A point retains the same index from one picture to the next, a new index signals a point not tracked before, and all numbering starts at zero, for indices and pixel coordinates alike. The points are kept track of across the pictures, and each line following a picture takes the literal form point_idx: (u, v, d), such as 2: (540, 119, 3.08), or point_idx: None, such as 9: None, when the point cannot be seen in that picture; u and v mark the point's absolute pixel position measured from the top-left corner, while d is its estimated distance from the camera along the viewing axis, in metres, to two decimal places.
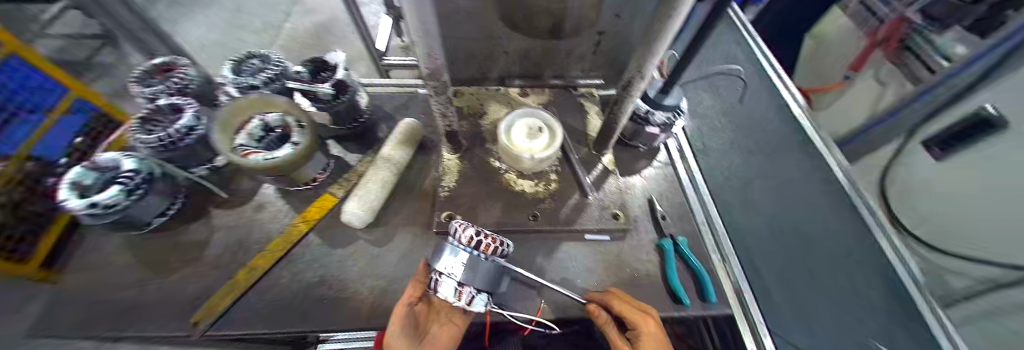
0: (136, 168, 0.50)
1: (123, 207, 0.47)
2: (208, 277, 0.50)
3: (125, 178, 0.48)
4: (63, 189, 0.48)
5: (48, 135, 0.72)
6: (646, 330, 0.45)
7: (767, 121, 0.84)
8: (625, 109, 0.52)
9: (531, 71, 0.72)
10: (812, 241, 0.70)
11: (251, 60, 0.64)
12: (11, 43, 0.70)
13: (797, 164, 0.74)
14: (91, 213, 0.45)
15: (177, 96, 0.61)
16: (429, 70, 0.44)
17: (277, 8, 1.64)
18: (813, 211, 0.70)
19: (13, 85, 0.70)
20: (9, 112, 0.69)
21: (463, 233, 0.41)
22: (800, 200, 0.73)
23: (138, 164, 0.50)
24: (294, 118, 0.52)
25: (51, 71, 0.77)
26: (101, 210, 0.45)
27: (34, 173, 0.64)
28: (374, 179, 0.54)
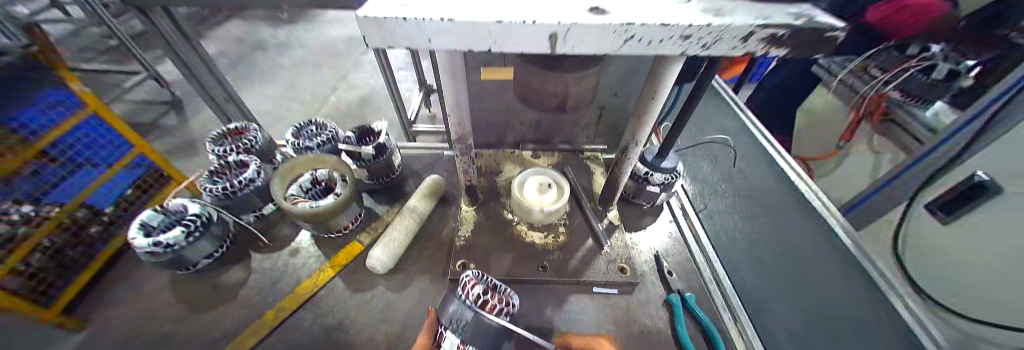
0: (199, 213, 0.58)
1: (179, 246, 0.54)
2: (237, 316, 0.54)
3: (188, 221, 0.56)
4: (134, 230, 0.56)
5: (103, 187, 0.74)
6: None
7: (763, 184, 0.81)
8: (624, 169, 0.59)
9: (542, 137, 0.83)
10: (824, 310, 0.58)
11: (310, 126, 0.77)
12: (95, 103, 0.70)
13: (799, 224, 0.68)
14: (153, 251, 0.52)
15: (244, 154, 0.73)
16: (457, 136, 0.54)
17: (327, 84, 1.95)
18: (815, 272, 0.61)
19: (81, 143, 0.70)
20: (69, 165, 0.69)
21: (470, 290, 0.45)
22: (803, 263, 0.64)
23: (201, 209, 0.59)
24: (339, 173, 0.62)
25: (125, 129, 0.75)
26: (161, 249, 0.53)
27: (82, 220, 0.69)
28: (398, 227, 0.60)
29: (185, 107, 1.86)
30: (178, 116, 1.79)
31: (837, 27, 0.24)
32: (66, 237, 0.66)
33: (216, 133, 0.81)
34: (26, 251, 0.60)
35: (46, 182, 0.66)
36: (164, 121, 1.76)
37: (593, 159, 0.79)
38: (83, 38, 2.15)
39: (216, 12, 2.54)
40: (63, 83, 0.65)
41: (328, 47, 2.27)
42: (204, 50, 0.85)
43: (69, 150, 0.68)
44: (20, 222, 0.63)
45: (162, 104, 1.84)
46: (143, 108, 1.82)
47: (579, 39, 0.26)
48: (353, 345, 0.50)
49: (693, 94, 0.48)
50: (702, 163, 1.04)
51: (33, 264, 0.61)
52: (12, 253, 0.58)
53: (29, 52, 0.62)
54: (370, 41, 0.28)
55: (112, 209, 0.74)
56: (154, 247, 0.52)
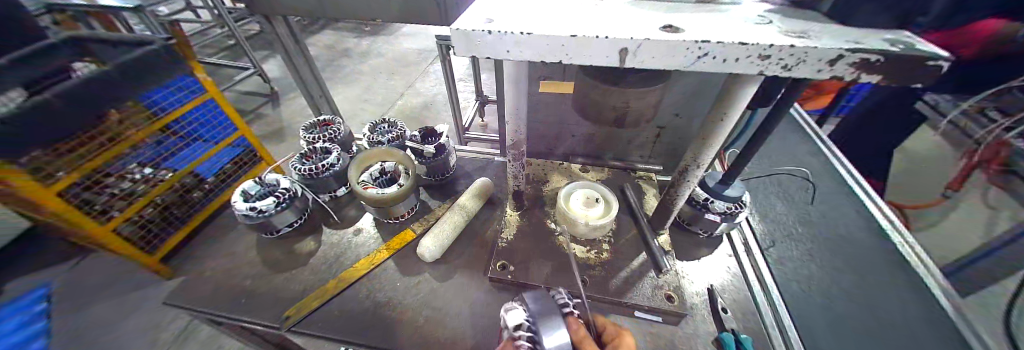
0: (288, 187, 0.70)
1: (268, 213, 0.65)
2: (307, 279, 0.62)
3: (280, 192, 0.68)
4: (238, 196, 0.68)
5: (209, 159, 0.90)
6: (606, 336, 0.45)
7: (852, 234, 0.74)
8: (681, 192, 0.56)
9: (593, 152, 0.83)
10: None
11: (383, 124, 0.88)
12: (213, 92, 0.90)
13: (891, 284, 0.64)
14: (249, 214, 0.64)
15: (327, 142, 0.85)
16: (513, 141, 0.57)
17: (395, 90, 2.17)
18: (914, 341, 0.56)
19: (199, 121, 0.88)
20: (191, 139, 0.86)
21: None
22: (900, 330, 0.58)
23: (291, 185, 0.70)
24: (403, 166, 0.68)
25: (230, 114, 0.94)
26: (256, 213, 0.64)
27: (186, 185, 0.84)
28: (448, 222, 0.64)
29: (281, 100, 2.20)
30: (274, 107, 2.12)
31: (940, 56, 0.23)
32: (175, 196, 0.82)
33: (308, 122, 0.95)
34: (141, 206, 0.75)
35: (166, 151, 0.81)
36: (263, 111, 2.09)
37: (645, 179, 0.76)
38: (214, 38, 2.67)
39: (315, 23, 3.00)
40: (191, 72, 0.83)
41: (400, 57, 2.53)
42: (308, 53, 1.02)
43: (188, 126, 0.85)
44: (140, 180, 0.76)
45: (264, 96, 2.20)
46: (248, 98, 2.18)
47: (650, 55, 0.27)
48: (398, 324, 0.54)
49: (770, 121, 0.45)
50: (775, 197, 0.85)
51: (145, 216, 0.75)
52: (131, 205, 0.74)
53: (175, 46, 0.79)
54: (456, 50, 0.32)
55: (211, 179, 0.90)
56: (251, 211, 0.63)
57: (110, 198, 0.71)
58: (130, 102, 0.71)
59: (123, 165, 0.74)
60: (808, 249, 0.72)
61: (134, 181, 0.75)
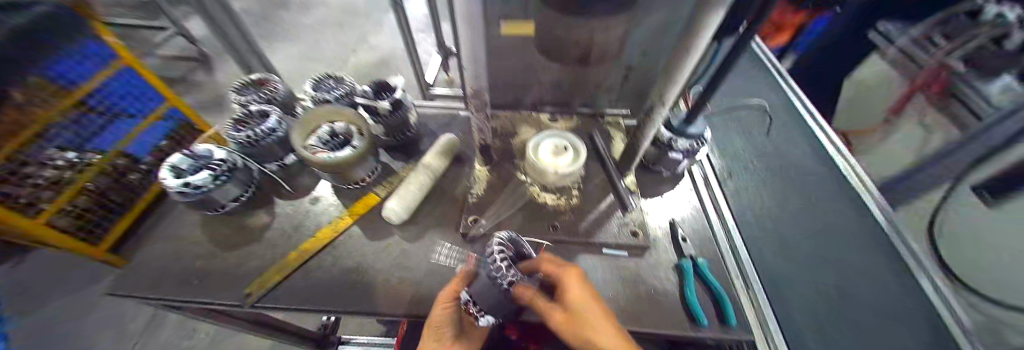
0: (224, 158, 0.61)
1: (207, 189, 0.57)
2: (265, 254, 0.58)
3: (215, 165, 0.59)
4: (165, 172, 0.58)
5: (141, 135, 0.99)
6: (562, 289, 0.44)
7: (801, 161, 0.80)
8: (647, 133, 0.56)
9: (562, 99, 0.80)
10: (851, 288, 0.61)
11: (328, 80, 0.79)
12: (131, 61, 0.95)
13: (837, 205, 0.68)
14: (183, 191, 0.55)
15: (264, 104, 0.76)
16: (474, 90, 0.52)
17: (347, 45, 1.93)
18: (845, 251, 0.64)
19: (119, 95, 0.95)
20: (113, 113, 0.94)
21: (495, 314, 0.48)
22: (835, 242, 0.66)
23: (227, 155, 0.62)
24: (356, 128, 0.62)
25: (154, 83, 0.99)
26: (191, 190, 0.55)
27: (119, 167, 0.96)
28: (413, 182, 0.61)
29: (214, 64, 1.90)
30: (207, 73, 1.84)
31: None
32: (110, 180, 0.95)
33: (239, 83, 0.83)
34: (73, 194, 0.90)
35: (82, 136, 0.91)
36: (194, 78, 1.81)
37: (613, 125, 0.76)
38: None
39: None
40: (99, 36, 0.87)
41: (347, 6, 2.22)
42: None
43: (105, 100, 0.93)
44: (63, 167, 0.90)
45: (192, 60, 1.89)
46: (173, 63, 1.87)
47: None
48: (370, 287, 0.53)
49: (733, 55, 0.44)
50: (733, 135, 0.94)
51: (77, 205, 0.90)
52: (60, 195, 0.87)
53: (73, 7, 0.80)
54: None
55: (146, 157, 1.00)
56: (187, 188, 0.55)
57: (34, 189, 0.83)
58: (26, 73, 0.78)
59: (42, 151, 0.86)
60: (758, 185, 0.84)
61: (55, 167, 0.88)
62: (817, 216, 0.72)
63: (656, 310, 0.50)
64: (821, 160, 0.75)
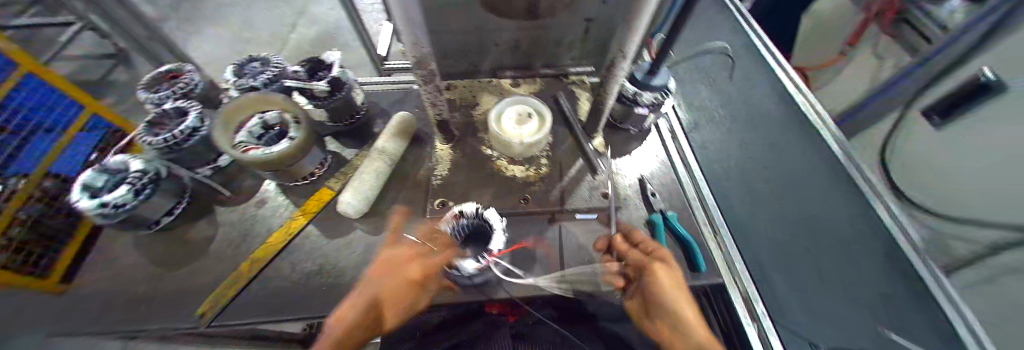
0: (143, 168, 0.51)
1: (132, 206, 0.49)
2: (214, 269, 0.53)
3: (133, 178, 0.50)
4: (79, 195, 0.51)
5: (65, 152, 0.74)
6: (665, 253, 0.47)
7: (762, 104, 0.83)
8: (611, 90, 0.52)
9: (522, 61, 0.71)
10: (817, 224, 0.69)
11: (253, 64, 0.69)
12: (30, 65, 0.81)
13: (796, 142, 0.73)
14: (103, 214, 0.47)
15: (181, 100, 0.66)
16: (416, 56, 0.44)
17: (283, 20, 1.70)
18: (808, 188, 0.71)
19: (31, 105, 0.79)
20: (30, 131, 0.76)
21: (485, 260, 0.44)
22: (795, 180, 0.73)
23: (145, 165, 0.52)
24: (290, 115, 0.55)
25: (69, 91, 0.83)
26: (112, 210, 0.47)
27: (51, 192, 0.68)
28: (367, 170, 0.56)
29: (131, 58, 1.63)
30: (124, 69, 1.58)
31: None
32: (41, 206, 0.65)
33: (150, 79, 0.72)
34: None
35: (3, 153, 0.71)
36: (111, 76, 1.55)
37: (578, 85, 0.72)
38: None
39: None
40: None
41: None
42: None
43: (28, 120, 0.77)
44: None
45: (101, 54, 1.61)
46: (81, 61, 1.59)
47: None
48: (337, 287, 0.50)
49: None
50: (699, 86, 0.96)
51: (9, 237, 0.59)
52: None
53: None
54: None
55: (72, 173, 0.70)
56: (100, 209, 0.46)
57: None
58: None
59: None
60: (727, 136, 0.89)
61: None
62: (777, 156, 0.77)
63: None
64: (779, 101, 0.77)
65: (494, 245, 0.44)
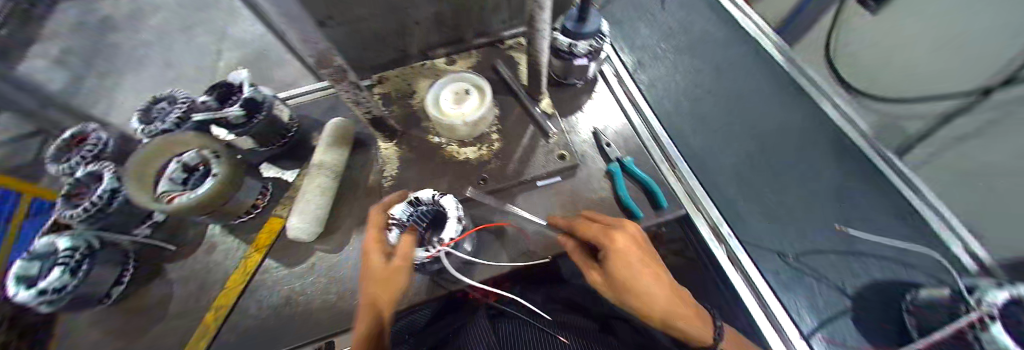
0: (71, 245, 0.44)
1: (75, 285, 0.44)
2: (181, 325, 0.51)
3: (64, 257, 0.43)
4: (12, 287, 0.42)
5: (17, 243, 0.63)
6: (617, 249, 0.39)
7: (710, 36, 0.97)
8: (540, 48, 0.46)
9: (451, 35, 0.65)
10: (762, 139, 0.82)
11: (160, 104, 0.62)
12: None
13: (747, 70, 0.90)
14: (45, 301, 0.42)
15: (95, 162, 0.56)
16: (314, 59, 0.37)
17: None
18: (752, 109, 0.85)
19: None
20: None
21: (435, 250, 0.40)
22: (739, 105, 0.86)
23: (72, 240, 0.45)
24: (209, 152, 0.49)
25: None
26: (54, 296, 0.42)
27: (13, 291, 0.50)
28: (311, 189, 0.52)
29: None
30: None
31: None
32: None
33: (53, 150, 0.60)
34: None
35: None
36: None
37: (515, 49, 0.69)
38: None
39: None
40: None
41: None
42: None
43: None
44: None
45: None
46: None
47: None
48: (309, 312, 0.49)
49: None
50: (639, 26, 1.02)
51: None
52: None
53: None
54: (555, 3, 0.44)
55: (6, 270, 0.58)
56: (40, 296, 0.41)
57: None
58: None
59: None
60: (669, 71, 0.94)
61: None
62: (724, 84, 0.90)
63: None
64: (729, 40, 0.95)
65: (446, 237, 0.40)
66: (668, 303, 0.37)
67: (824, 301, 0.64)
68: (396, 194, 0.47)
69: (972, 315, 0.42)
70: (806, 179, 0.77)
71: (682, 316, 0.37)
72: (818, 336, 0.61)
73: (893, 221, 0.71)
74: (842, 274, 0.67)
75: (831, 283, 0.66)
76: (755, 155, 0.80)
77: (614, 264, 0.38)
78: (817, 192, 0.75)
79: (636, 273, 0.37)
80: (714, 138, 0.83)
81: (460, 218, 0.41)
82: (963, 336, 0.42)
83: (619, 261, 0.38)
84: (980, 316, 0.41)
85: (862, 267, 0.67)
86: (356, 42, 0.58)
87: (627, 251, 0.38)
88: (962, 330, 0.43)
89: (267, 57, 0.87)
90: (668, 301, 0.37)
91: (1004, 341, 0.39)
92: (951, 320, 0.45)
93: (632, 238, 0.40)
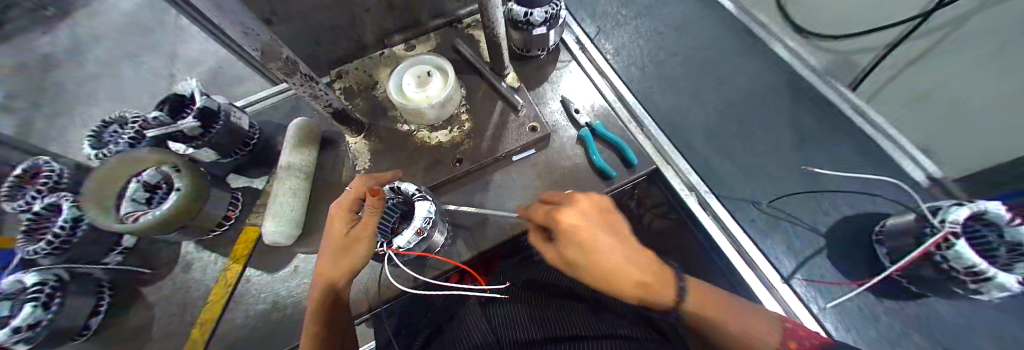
0: (40, 280, 0.42)
1: (51, 320, 0.42)
2: (168, 345, 0.50)
3: (34, 293, 0.41)
4: None
5: None
6: (565, 231, 0.35)
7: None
8: (495, 19, 0.45)
9: (405, 19, 0.63)
10: (732, 91, 0.83)
11: (112, 126, 0.57)
12: None
13: (712, 27, 0.92)
14: (24, 338, 0.40)
15: (51, 194, 0.53)
16: (260, 50, 0.34)
17: None
18: (720, 65, 0.87)
19: None
20: None
21: (420, 225, 0.42)
22: (707, 61, 0.88)
23: (40, 275, 0.42)
24: (168, 166, 0.47)
25: None
26: (33, 332, 0.40)
27: None
28: (283, 192, 0.50)
29: None
30: None
31: None
32: None
33: (4, 186, 0.55)
34: None
35: None
36: None
37: (473, 27, 0.68)
38: None
39: None
40: None
41: None
42: None
43: None
44: None
45: None
46: None
47: None
48: (297, 315, 0.49)
49: None
50: None
51: None
52: None
53: None
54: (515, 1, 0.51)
55: None
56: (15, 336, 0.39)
57: None
58: None
59: None
60: (633, 36, 0.94)
61: None
62: (690, 43, 0.91)
63: (580, 189, 0.52)
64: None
65: (397, 244, 0.41)
66: (634, 276, 0.35)
67: (799, 245, 0.67)
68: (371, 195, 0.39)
69: (937, 236, 0.42)
70: (777, 124, 0.79)
71: (642, 285, 0.35)
72: (797, 277, 0.64)
73: (858, 152, 0.74)
74: (816, 215, 0.69)
75: (806, 225, 0.68)
76: (725, 106, 0.82)
77: (567, 243, 0.36)
78: (787, 134, 0.78)
79: (590, 254, 0.34)
80: (682, 97, 0.84)
81: (422, 227, 0.41)
82: (930, 256, 0.44)
83: (569, 242, 0.35)
84: (946, 236, 0.41)
85: (833, 206, 0.69)
86: (306, 36, 0.55)
87: (576, 230, 0.35)
88: (929, 250, 0.44)
89: (219, 68, 0.82)
90: (629, 272, 0.34)
91: (968, 256, 0.40)
92: (919, 242, 0.47)
93: (582, 212, 0.37)
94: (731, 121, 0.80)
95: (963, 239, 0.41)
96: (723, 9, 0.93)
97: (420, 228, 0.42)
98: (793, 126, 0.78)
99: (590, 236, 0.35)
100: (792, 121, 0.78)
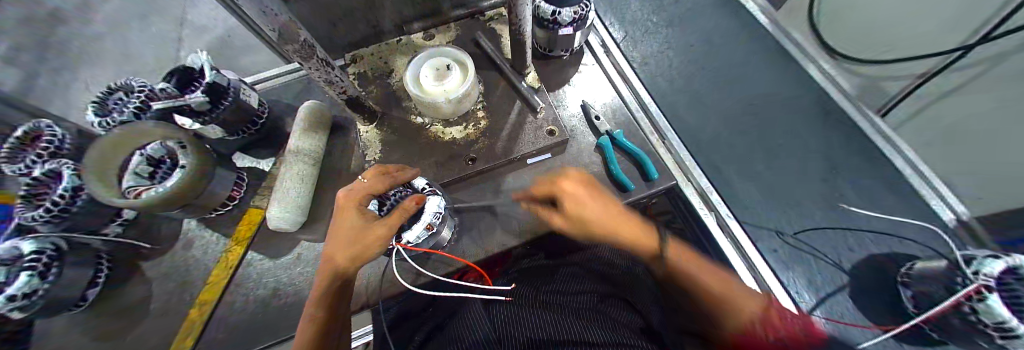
0: (37, 248, 0.41)
1: (47, 289, 0.41)
2: (165, 323, 0.50)
3: (30, 261, 0.40)
4: None
5: None
6: (568, 196, 0.41)
7: (696, 7, 0.95)
8: (523, 16, 0.43)
9: (427, 8, 0.61)
10: (753, 108, 0.81)
11: (117, 93, 0.56)
12: None
13: (739, 40, 0.89)
14: (19, 307, 0.39)
15: (51, 160, 0.51)
16: (277, 31, 0.32)
17: None
18: (743, 80, 0.85)
19: None
20: None
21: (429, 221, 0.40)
22: (729, 75, 0.86)
23: (37, 243, 0.41)
24: (173, 142, 0.46)
25: None
26: (27, 300, 0.39)
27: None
28: (289, 178, 0.49)
29: None
30: None
31: None
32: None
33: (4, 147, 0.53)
34: None
35: None
36: None
37: (495, 20, 0.65)
38: None
39: None
40: None
41: None
42: None
43: None
44: None
45: None
46: None
47: None
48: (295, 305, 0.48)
49: None
50: None
51: None
52: None
53: None
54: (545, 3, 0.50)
55: None
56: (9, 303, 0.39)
57: None
58: None
59: None
60: (656, 43, 0.91)
61: None
62: (714, 55, 0.88)
63: None
64: (718, 10, 0.93)
65: (406, 239, 0.39)
66: (623, 228, 0.42)
67: (820, 279, 0.66)
68: (412, 199, 0.39)
69: (970, 287, 0.42)
70: (795, 147, 0.77)
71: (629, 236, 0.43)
72: (817, 313, 0.63)
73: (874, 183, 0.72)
74: (840, 250, 0.68)
75: (830, 261, 0.67)
76: (744, 124, 0.80)
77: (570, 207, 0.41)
78: (805, 157, 0.76)
79: (591, 214, 0.41)
80: (701, 112, 0.83)
81: (431, 222, 0.40)
82: (959, 306, 0.43)
83: (572, 205, 0.41)
84: (978, 288, 0.41)
85: (858, 240, 0.68)
86: (323, 16, 0.53)
87: (577, 194, 0.41)
88: (959, 301, 0.43)
89: (228, 41, 0.79)
90: (620, 227, 0.42)
91: (1000, 310, 0.39)
92: (948, 292, 0.45)
93: (578, 180, 0.43)
94: (749, 140, 0.79)
95: (996, 293, 0.40)
96: (751, 22, 0.90)
97: (429, 224, 0.40)
98: (812, 150, 0.77)
99: (590, 198, 0.41)
100: (812, 145, 0.77)
